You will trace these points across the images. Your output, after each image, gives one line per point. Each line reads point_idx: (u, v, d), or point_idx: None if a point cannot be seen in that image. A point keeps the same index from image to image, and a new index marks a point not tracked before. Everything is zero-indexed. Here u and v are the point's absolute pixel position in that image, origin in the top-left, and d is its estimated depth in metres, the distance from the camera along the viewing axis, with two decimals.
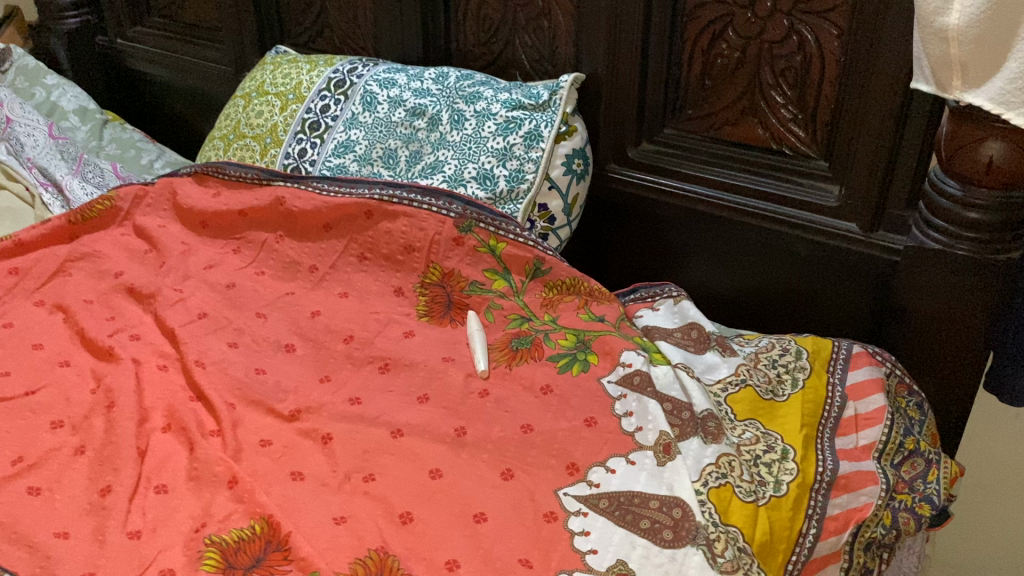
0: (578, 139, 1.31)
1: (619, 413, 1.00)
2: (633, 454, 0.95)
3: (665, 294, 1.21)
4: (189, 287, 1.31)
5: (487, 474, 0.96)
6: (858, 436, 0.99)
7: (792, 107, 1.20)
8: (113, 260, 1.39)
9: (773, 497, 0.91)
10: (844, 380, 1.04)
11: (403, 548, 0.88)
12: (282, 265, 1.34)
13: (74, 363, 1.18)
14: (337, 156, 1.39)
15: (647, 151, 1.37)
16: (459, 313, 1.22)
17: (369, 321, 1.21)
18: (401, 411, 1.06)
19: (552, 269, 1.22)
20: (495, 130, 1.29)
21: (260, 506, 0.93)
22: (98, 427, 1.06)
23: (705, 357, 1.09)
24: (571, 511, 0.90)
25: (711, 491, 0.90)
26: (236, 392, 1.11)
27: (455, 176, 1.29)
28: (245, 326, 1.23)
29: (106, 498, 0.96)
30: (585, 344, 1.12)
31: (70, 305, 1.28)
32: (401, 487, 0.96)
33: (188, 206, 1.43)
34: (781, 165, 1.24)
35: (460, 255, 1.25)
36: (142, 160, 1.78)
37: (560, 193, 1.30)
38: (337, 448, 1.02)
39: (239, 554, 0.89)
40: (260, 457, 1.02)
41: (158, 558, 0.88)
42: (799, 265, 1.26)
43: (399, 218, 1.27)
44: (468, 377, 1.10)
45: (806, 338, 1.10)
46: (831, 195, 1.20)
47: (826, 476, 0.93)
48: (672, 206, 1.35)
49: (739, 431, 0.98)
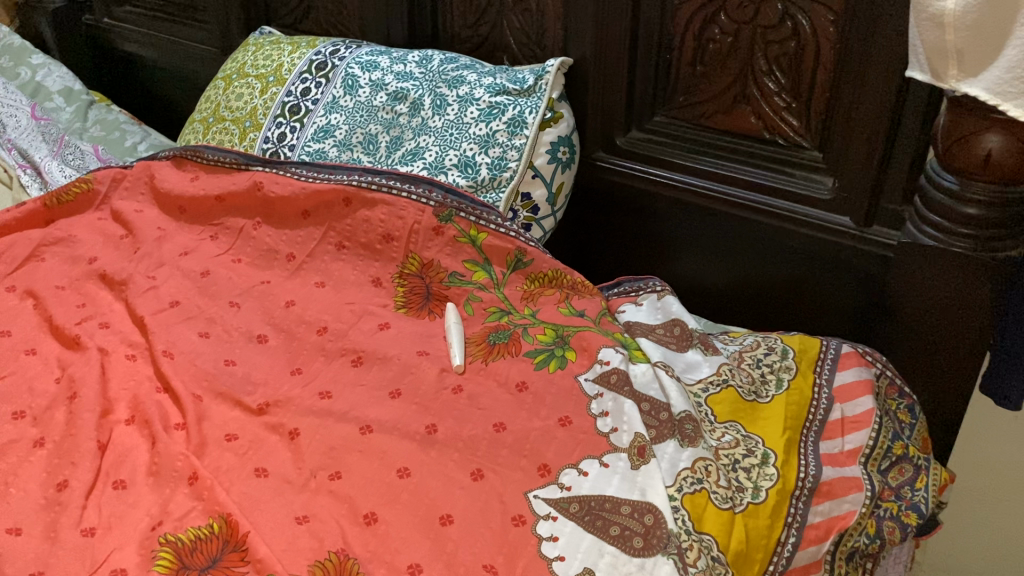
0: (564, 125, 1.26)
1: (594, 412, 0.96)
2: (607, 457, 0.91)
3: (649, 289, 1.17)
4: (162, 274, 1.27)
5: (456, 474, 0.92)
6: (844, 441, 0.94)
7: (785, 95, 1.15)
8: (87, 245, 1.35)
9: (751, 504, 0.87)
10: (832, 381, 1.00)
11: (364, 551, 0.85)
12: (259, 252, 1.30)
13: (40, 351, 1.14)
14: (317, 141, 1.35)
15: (636, 139, 1.32)
16: (437, 305, 1.18)
17: (344, 312, 1.18)
18: (371, 406, 1.03)
19: (533, 261, 1.18)
20: (478, 115, 1.25)
21: (219, 504, 0.90)
22: (59, 419, 1.03)
23: (686, 356, 1.04)
24: (540, 514, 0.86)
25: (685, 497, 0.86)
26: (203, 384, 1.08)
27: (435, 163, 1.25)
28: (217, 316, 1.19)
29: (63, 493, 0.93)
30: (563, 340, 1.08)
31: (40, 291, 1.25)
32: (366, 486, 0.92)
33: (165, 190, 1.40)
34: (773, 156, 1.19)
35: (439, 245, 1.21)
36: (125, 142, 1.72)
37: (544, 182, 1.26)
38: (304, 444, 0.99)
39: (195, 554, 0.85)
40: (223, 453, 0.98)
41: (111, 558, 0.85)
42: (791, 260, 1.21)
43: (378, 206, 1.23)
44: (442, 372, 1.06)
45: (793, 337, 1.06)
46: (824, 187, 1.15)
47: (808, 482, 0.89)
48: (662, 197, 1.30)
49: (719, 433, 0.94)
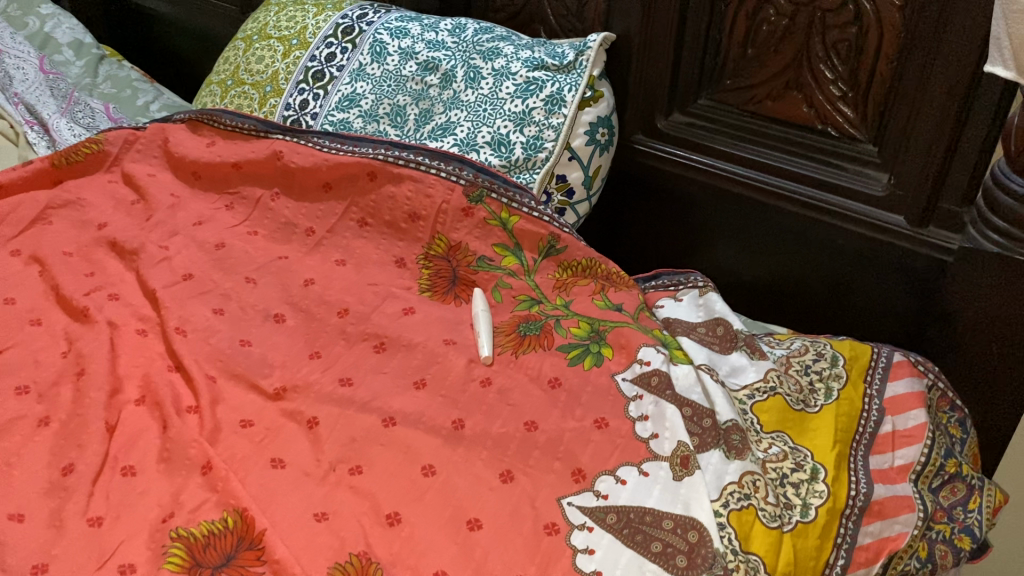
0: (604, 106, 1.19)
1: (633, 416, 0.91)
2: (646, 465, 0.86)
3: (689, 284, 1.11)
4: (175, 244, 1.21)
5: (485, 474, 0.87)
6: (894, 456, 0.90)
7: (842, 84, 1.08)
8: (97, 209, 1.29)
9: (799, 523, 0.82)
10: (883, 393, 0.95)
11: (387, 554, 0.81)
12: (277, 225, 1.25)
13: (46, 322, 1.09)
14: (341, 110, 1.28)
15: (678, 123, 1.26)
16: (464, 290, 1.13)
17: (366, 294, 1.12)
18: (395, 397, 0.98)
19: (567, 248, 1.12)
20: (514, 91, 1.18)
21: (234, 498, 0.85)
22: (65, 397, 0.97)
23: (730, 359, 0.99)
24: (575, 524, 0.81)
25: (732, 513, 0.80)
26: (217, 364, 1.03)
27: (467, 140, 1.19)
28: (232, 292, 1.14)
29: (68, 478, 0.88)
30: (599, 335, 1.02)
31: (47, 257, 1.18)
32: (390, 483, 0.88)
33: (180, 155, 1.33)
34: (825, 148, 1.13)
35: (468, 227, 1.15)
36: (136, 101, 1.65)
37: (581, 164, 1.19)
38: (323, 433, 0.94)
39: (208, 551, 0.80)
40: (238, 439, 0.93)
41: (119, 551, 0.80)
42: (833, 259, 1.15)
43: (405, 182, 1.17)
44: (470, 363, 1.01)
45: (843, 343, 1.00)
46: (879, 184, 1.09)
47: (858, 501, 0.84)
48: (702, 185, 1.24)
49: (766, 445, 0.89)
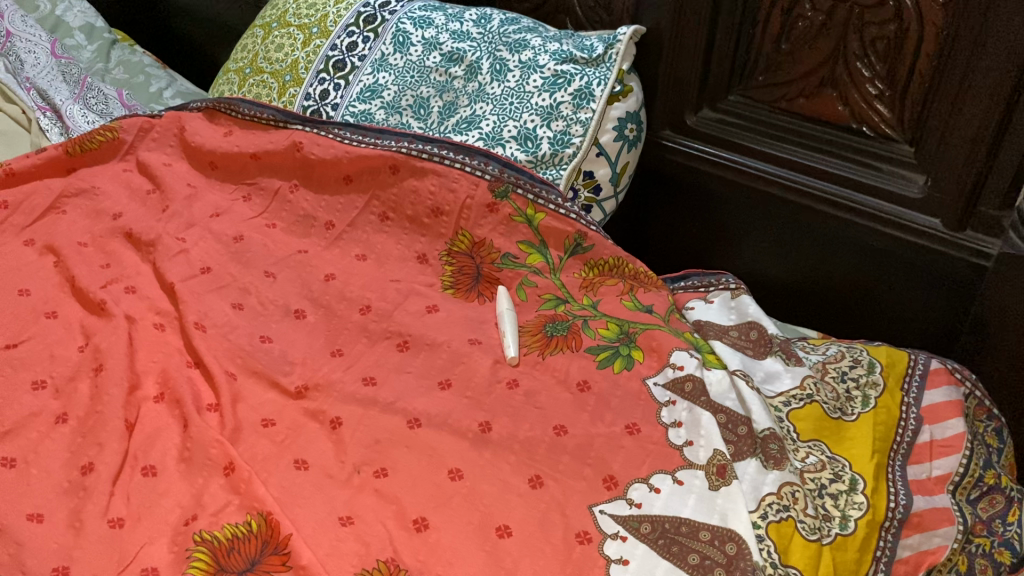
0: (632, 101, 1.17)
1: (666, 422, 0.89)
2: (680, 473, 0.84)
3: (720, 285, 1.09)
4: (192, 236, 1.19)
5: (513, 480, 0.85)
6: (932, 466, 0.87)
7: (879, 82, 1.05)
8: (112, 198, 1.27)
9: (839, 536, 0.79)
10: (920, 401, 0.93)
11: (415, 561, 0.79)
12: (296, 218, 1.22)
13: (62, 314, 1.06)
14: (362, 101, 1.26)
15: (708, 119, 1.24)
16: (488, 288, 1.10)
17: (388, 291, 1.10)
18: (419, 397, 0.95)
19: (594, 247, 1.10)
20: (541, 85, 1.15)
21: (257, 500, 0.83)
22: (82, 393, 0.95)
23: (765, 364, 0.96)
24: (608, 533, 0.79)
25: (771, 526, 0.78)
26: (237, 361, 1.00)
27: (493, 134, 1.16)
28: (251, 286, 1.11)
29: (87, 477, 0.86)
30: (629, 337, 1.00)
31: (62, 248, 1.16)
32: (416, 487, 0.85)
33: (196, 144, 1.31)
34: (860, 147, 1.10)
35: (493, 224, 1.12)
36: (150, 87, 1.62)
37: (609, 160, 1.17)
38: (346, 435, 0.92)
39: (232, 556, 0.78)
40: (260, 439, 0.91)
41: (140, 554, 0.78)
42: (865, 259, 1.13)
43: (428, 176, 1.15)
44: (495, 364, 0.99)
45: (880, 349, 0.98)
46: (915, 185, 1.06)
47: (898, 513, 0.82)
48: (731, 182, 1.22)
49: (803, 454, 0.87)
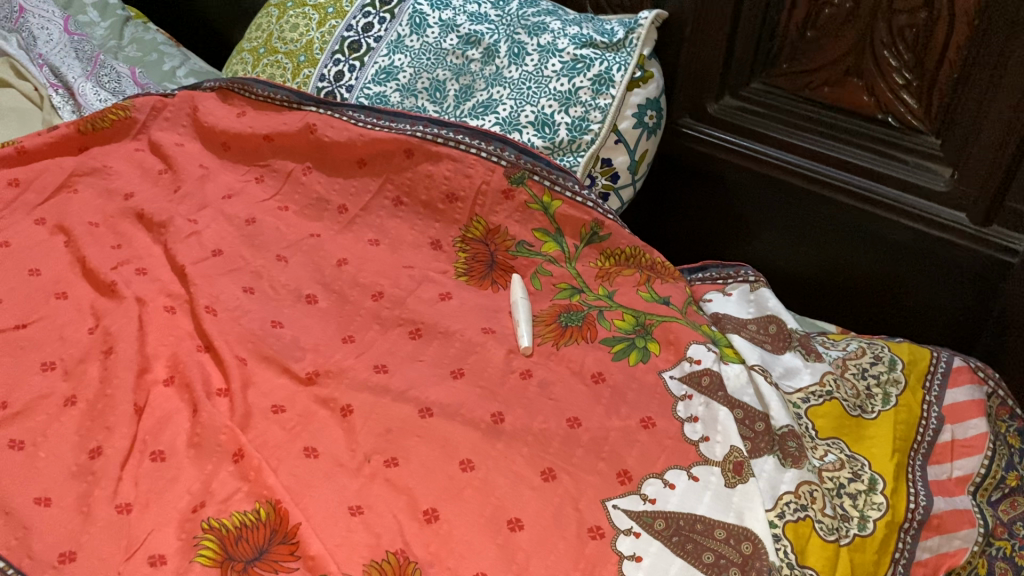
0: (653, 87, 1.14)
1: (682, 416, 0.88)
2: (696, 469, 0.82)
3: (739, 278, 1.07)
4: (204, 218, 1.17)
5: (526, 472, 0.84)
6: (952, 466, 0.86)
7: (906, 72, 1.03)
8: (123, 178, 1.25)
9: (857, 536, 0.78)
10: (942, 399, 0.91)
11: (425, 553, 0.78)
12: (308, 201, 1.21)
13: (72, 295, 1.05)
14: (378, 83, 1.24)
15: (729, 107, 1.21)
16: (502, 276, 1.09)
17: (401, 277, 1.08)
18: (432, 387, 0.94)
19: (611, 235, 1.08)
20: (560, 69, 1.13)
21: (267, 488, 0.82)
22: (92, 375, 0.94)
23: (784, 360, 0.95)
24: (621, 529, 0.78)
25: (788, 525, 0.76)
26: (248, 346, 0.99)
27: (509, 119, 1.14)
28: (263, 270, 1.10)
29: (96, 461, 0.85)
30: (645, 329, 0.98)
31: (73, 228, 1.15)
32: (427, 478, 0.85)
33: (209, 125, 1.29)
34: (885, 139, 1.08)
35: (508, 211, 1.11)
36: (163, 66, 1.60)
37: (627, 148, 1.15)
38: (357, 422, 0.91)
39: (241, 544, 0.78)
40: (270, 426, 0.90)
41: (148, 540, 0.77)
42: (886, 253, 1.11)
43: (443, 161, 1.13)
44: (509, 353, 0.98)
45: (902, 346, 0.96)
46: (942, 179, 1.04)
47: (918, 514, 0.80)
48: (751, 172, 1.20)
49: (821, 452, 0.84)
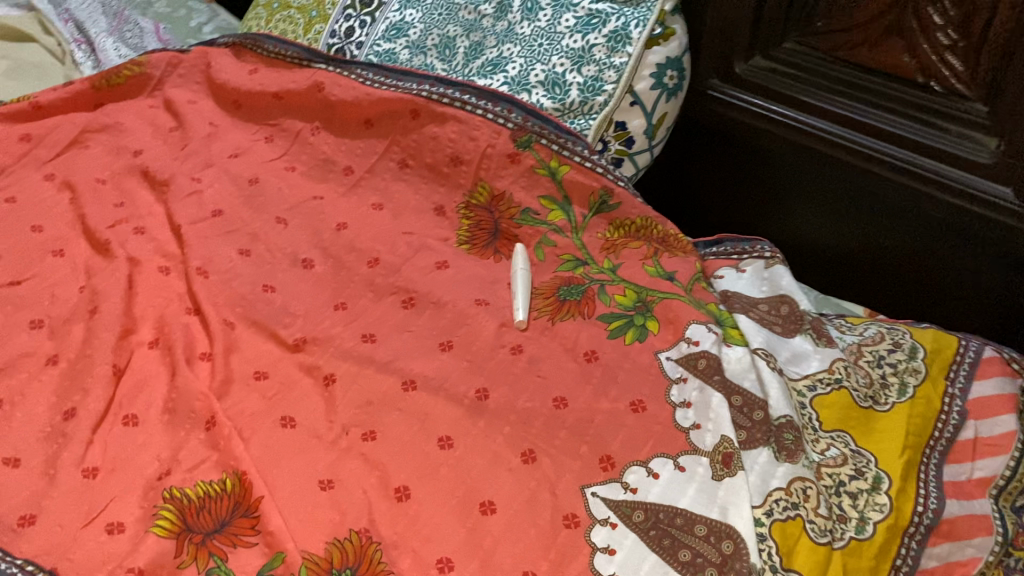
0: (674, 45, 1.06)
1: (674, 401, 0.82)
2: (682, 459, 0.76)
3: (755, 254, 1.00)
4: (208, 177, 1.15)
5: (505, 453, 0.79)
6: (973, 467, 0.78)
7: (952, 32, 0.93)
8: (134, 135, 1.24)
9: (853, 540, 0.71)
10: (967, 393, 0.83)
11: (391, 533, 0.75)
12: (315, 162, 1.17)
13: (69, 253, 1.04)
14: (387, 40, 1.19)
15: (759, 67, 1.12)
16: (506, 244, 1.04)
17: (399, 243, 1.04)
18: (418, 359, 0.90)
19: (621, 205, 1.03)
20: (573, 25, 1.06)
21: (235, 458, 0.80)
22: (76, 335, 0.92)
23: (792, 344, 0.87)
24: (598, 518, 0.73)
25: (774, 525, 0.71)
26: (237, 310, 0.97)
27: (519, 78, 1.08)
28: (261, 232, 1.07)
29: (69, 423, 0.83)
30: (645, 306, 0.92)
31: (78, 185, 1.14)
32: (402, 454, 0.81)
33: (221, 82, 1.27)
34: (927, 104, 0.98)
35: (514, 176, 1.06)
36: (190, 21, 1.58)
37: (644, 111, 1.08)
38: (338, 393, 0.88)
39: (202, 515, 0.75)
40: (250, 393, 0.88)
41: (110, 507, 0.76)
42: (923, 229, 1.02)
43: (448, 122, 1.08)
44: (501, 327, 0.93)
45: (926, 332, 0.88)
46: (986, 150, 0.94)
47: (925, 519, 0.73)
48: (782, 139, 1.12)
49: (823, 446, 0.78)
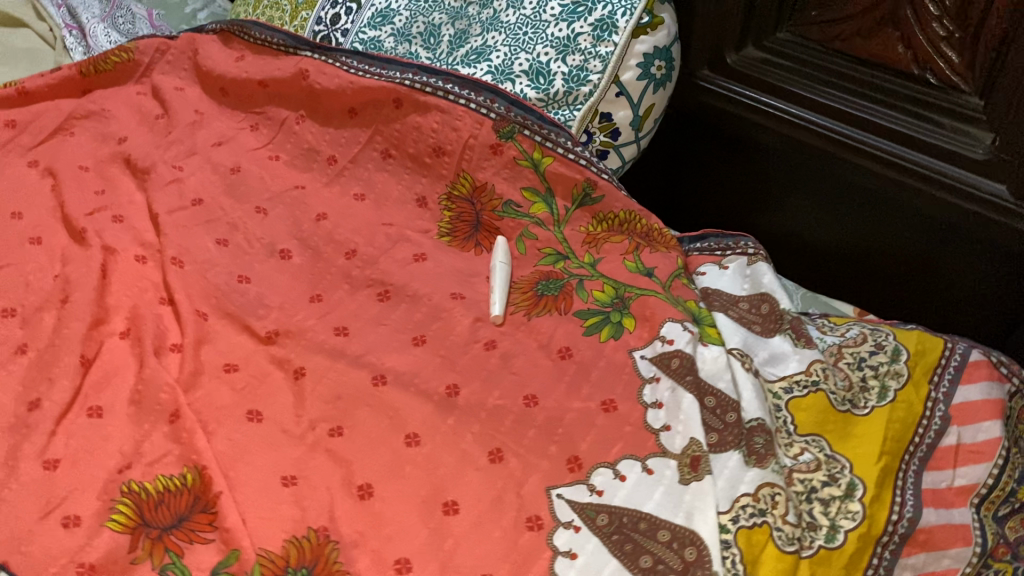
0: (663, 35, 1.04)
1: (646, 401, 0.79)
2: (651, 461, 0.74)
3: (738, 250, 0.97)
4: (190, 165, 1.14)
5: (472, 452, 0.78)
6: (954, 474, 0.75)
7: (948, 22, 0.90)
8: (120, 122, 1.23)
9: (822, 549, 0.69)
10: (951, 397, 0.80)
11: (352, 531, 0.73)
12: (299, 151, 1.16)
13: (47, 241, 1.03)
14: (373, 27, 1.18)
15: (750, 58, 1.09)
16: (487, 237, 1.02)
17: (378, 235, 1.03)
18: (390, 353, 0.89)
19: (604, 197, 1.00)
20: (559, 13, 1.03)
21: (197, 453, 0.78)
22: (47, 324, 0.91)
23: (771, 344, 0.85)
24: (561, 521, 0.71)
25: (740, 531, 0.69)
26: (211, 301, 0.95)
27: (502, 68, 1.05)
28: (240, 221, 1.06)
29: (33, 414, 0.82)
30: (623, 303, 0.90)
31: (60, 171, 1.13)
32: (369, 451, 0.79)
33: (207, 69, 1.25)
34: (921, 97, 0.95)
35: (496, 167, 1.03)
36: (185, 8, 1.55)
37: (630, 102, 1.05)
38: (308, 387, 0.86)
39: (160, 510, 0.74)
40: (219, 385, 0.86)
41: (68, 500, 0.74)
42: (917, 227, 0.99)
43: (431, 112, 1.06)
44: (476, 322, 0.91)
45: (911, 333, 0.86)
46: (981, 146, 0.91)
47: (900, 528, 0.71)
48: (774, 131, 1.09)
49: (796, 451, 0.76)
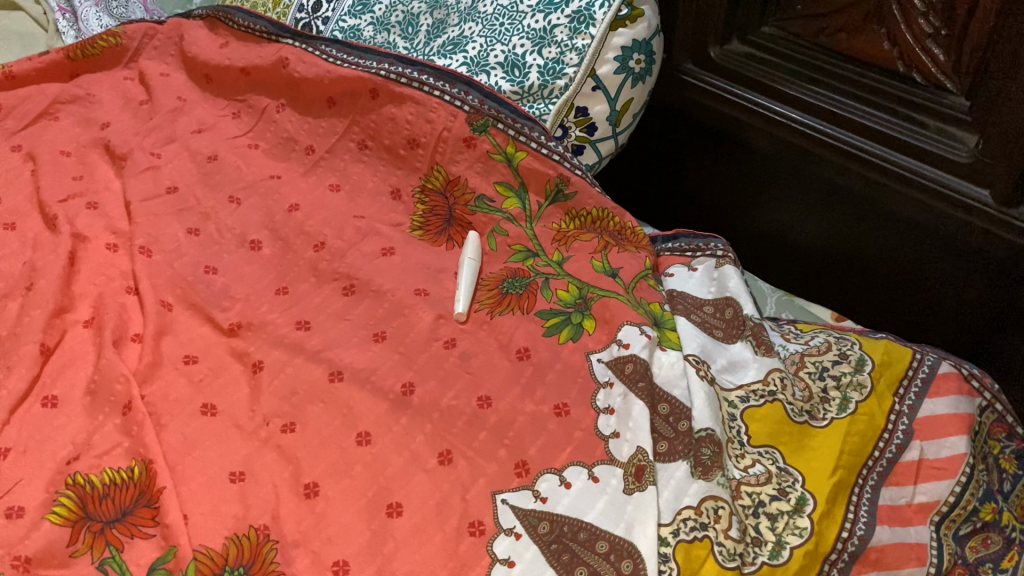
0: (642, 27, 1.01)
1: (598, 406, 0.78)
2: (598, 468, 0.73)
3: (707, 252, 0.97)
4: (168, 153, 1.14)
5: (422, 452, 0.76)
6: (915, 491, 0.73)
7: (934, 18, 0.86)
8: (105, 108, 1.23)
9: (764, 566, 0.68)
10: (916, 411, 0.77)
11: (295, 531, 0.72)
12: (278, 140, 1.15)
13: (20, 227, 1.03)
14: (353, 16, 1.18)
15: (735, 53, 1.07)
16: (459, 232, 1.01)
17: (348, 227, 1.02)
18: (349, 348, 0.87)
19: (577, 194, 0.99)
20: (536, 4, 1.01)
21: (144, 446, 0.78)
22: (10, 311, 0.91)
23: (731, 351, 0.84)
24: (503, 527, 0.70)
25: (679, 546, 0.68)
26: (176, 291, 0.94)
27: (477, 59, 1.04)
28: (212, 211, 1.05)
29: None
30: (585, 304, 0.89)
31: (40, 156, 1.12)
32: (319, 450, 0.77)
33: (191, 54, 1.25)
34: (905, 97, 0.92)
35: (469, 161, 1.01)
36: None
37: (607, 96, 1.03)
38: (265, 381, 0.85)
39: (104, 504, 0.73)
40: (177, 377, 0.86)
41: (15, 491, 0.74)
42: (901, 231, 0.96)
43: (406, 103, 1.04)
44: (439, 319, 0.89)
45: (878, 344, 0.83)
46: (964, 147, 0.87)
47: (850, 545, 0.69)
48: (757, 130, 1.06)
49: (747, 463, 0.74)
